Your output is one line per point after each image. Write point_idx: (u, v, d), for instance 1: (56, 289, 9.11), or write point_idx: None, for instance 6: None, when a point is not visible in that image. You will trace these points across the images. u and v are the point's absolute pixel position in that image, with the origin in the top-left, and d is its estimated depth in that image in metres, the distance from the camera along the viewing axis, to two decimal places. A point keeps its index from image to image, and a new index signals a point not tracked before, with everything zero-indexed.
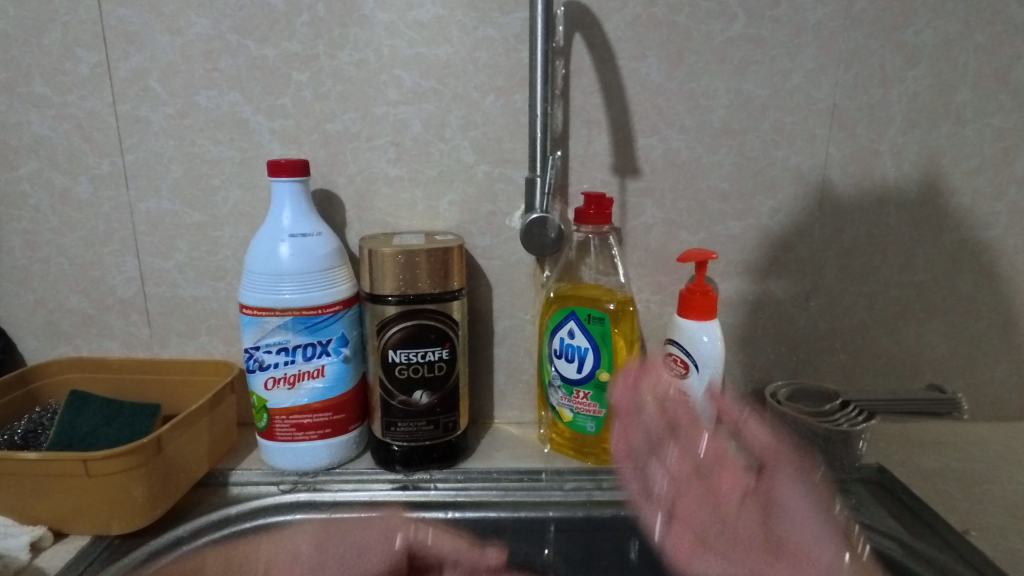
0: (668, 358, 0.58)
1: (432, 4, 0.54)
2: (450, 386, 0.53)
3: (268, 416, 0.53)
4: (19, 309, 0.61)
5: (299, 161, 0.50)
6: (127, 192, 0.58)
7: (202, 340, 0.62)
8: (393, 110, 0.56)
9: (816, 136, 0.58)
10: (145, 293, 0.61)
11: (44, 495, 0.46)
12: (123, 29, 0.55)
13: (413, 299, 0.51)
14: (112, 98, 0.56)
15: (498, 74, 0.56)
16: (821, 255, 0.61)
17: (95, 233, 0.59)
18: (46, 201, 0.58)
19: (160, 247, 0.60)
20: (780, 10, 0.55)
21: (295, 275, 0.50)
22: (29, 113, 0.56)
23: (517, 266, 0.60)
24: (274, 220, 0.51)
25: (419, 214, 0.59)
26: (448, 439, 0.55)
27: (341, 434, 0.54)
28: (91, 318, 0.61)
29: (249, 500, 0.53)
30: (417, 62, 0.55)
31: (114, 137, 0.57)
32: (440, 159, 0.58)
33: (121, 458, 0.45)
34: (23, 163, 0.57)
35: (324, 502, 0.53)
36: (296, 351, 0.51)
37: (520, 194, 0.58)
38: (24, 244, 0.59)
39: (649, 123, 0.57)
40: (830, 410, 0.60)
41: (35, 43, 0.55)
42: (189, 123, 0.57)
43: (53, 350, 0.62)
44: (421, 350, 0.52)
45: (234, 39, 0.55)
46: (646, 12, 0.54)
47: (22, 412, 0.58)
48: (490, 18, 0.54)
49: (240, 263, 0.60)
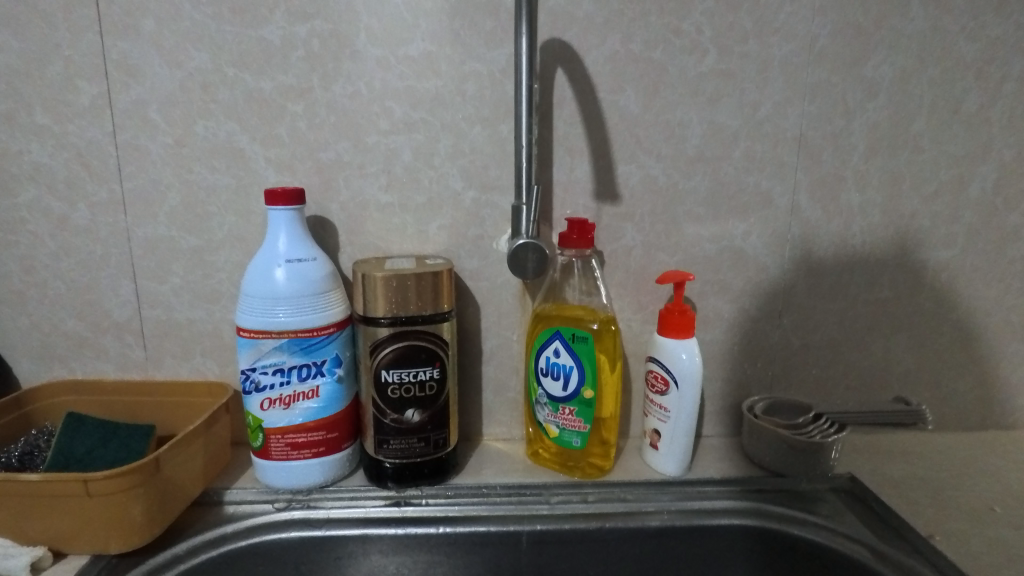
0: (650, 375, 0.60)
1: (422, 40, 0.57)
2: (440, 404, 0.55)
3: (264, 436, 0.54)
4: (15, 332, 0.62)
5: (295, 190, 0.53)
6: (125, 218, 0.60)
7: (197, 361, 0.63)
8: (384, 139, 0.59)
9: (785, 163, 0.62)
10: (141, 316, 0.62)
11: (44, 516, 0.47)
12: (124, 62, 0.57)
13: (405, 320, 0.53)
14: (112, 127, 0.58)
15: (484, 106, 0.58)
16: (791, 275, 0.64)
17: (92, 257, 0.61)
18: (45, 227, 0.60)
19: (156, 271, 0.61)
20: (749, 46, 0.59)
21: (290, 299, 0.52)
22: (30, 142, 0.58)
23: (504, 287, 0.62)
24: (270, 245, 0.53)
25: (409, 238, 0.61)
26: (439, 456, 0.57)
27: (334, 452, 0.56)
28: (86, 340, 0.63)
29: (244, 518, 0.54)
30: (407, 94, 0.58)
31: (113, 165, 0.59)
32: (429, 186, 0.60)
33: (117, 479, 0.46)
34: (22, 190, 0.59)
35: (318, 519, 0.54)
36: (291, 371, 0.53)
37: (506, 219, 0.61)
38: (22, 269, 0.61)
39: (628, 152, 0.60)
40: (803, 423, 0.63)
41: (37, 76, 0.57)
42: (186, 152, 0.59)
43: (47, 373, 0.63)
44: (412, 369, 0.54)
45: (231, 72, 0.57)
46: (624, 48, 0.58)
47: (16, 434, 0.58)
48: (476, 53, 0.57)
49: (235, 286, 0.62)
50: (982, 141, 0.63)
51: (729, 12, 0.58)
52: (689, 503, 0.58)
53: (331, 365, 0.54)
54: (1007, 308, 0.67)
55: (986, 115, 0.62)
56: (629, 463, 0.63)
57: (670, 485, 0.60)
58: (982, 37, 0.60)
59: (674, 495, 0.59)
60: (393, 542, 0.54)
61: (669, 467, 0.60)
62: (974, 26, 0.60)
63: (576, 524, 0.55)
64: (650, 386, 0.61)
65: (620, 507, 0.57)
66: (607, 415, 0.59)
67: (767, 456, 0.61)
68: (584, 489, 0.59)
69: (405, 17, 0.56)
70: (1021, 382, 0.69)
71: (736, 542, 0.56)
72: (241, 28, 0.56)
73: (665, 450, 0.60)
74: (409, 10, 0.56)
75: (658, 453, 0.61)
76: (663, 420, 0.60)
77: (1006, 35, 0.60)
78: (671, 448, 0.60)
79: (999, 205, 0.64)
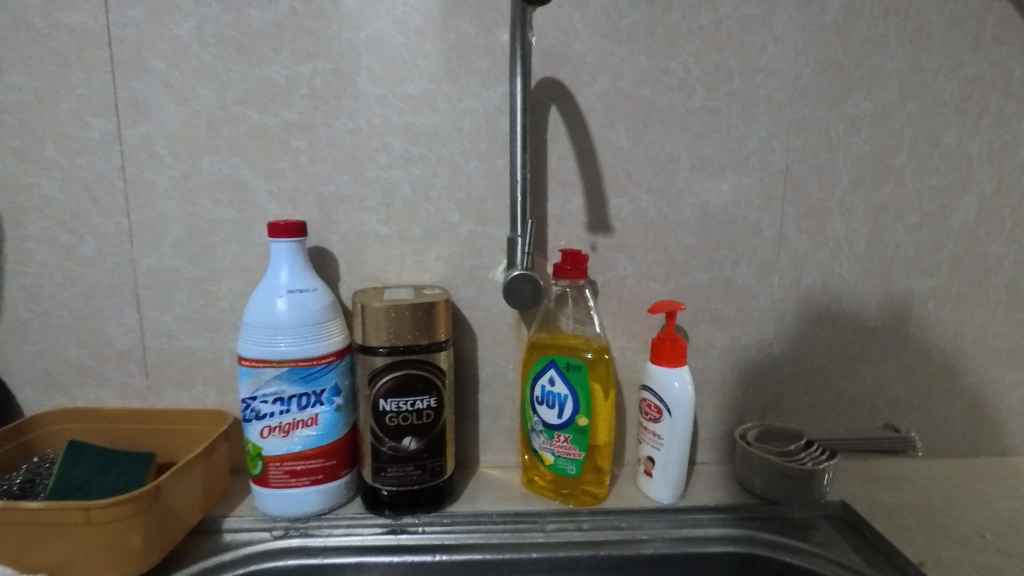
0: (643, 403, 0.61)
1: (420, 79, 0.59)
2: (437, 432, 0.56)
3: (263, 463, 0.55)
4: (18, 361, 0.63)
5: (297, 223, 0.54)
6: (131, 249, 0.62)
7: (197, 389, 0.64)
8: (384, 173, 0.61)
9: (772, 196, 0.64)
10: (144, 345, 0.64)
11: (44, 544, 0.47)
12: (133, 100, 0.59)
13: (403, 349, 0.54)
14: (120, 162, 0.60)
15: (480, 141, 0.61)
16: (781, 305, 0.66)
17: (97, 287, 0.62)
18: (52, 257, 0.61)
19: (159, 300, 0.63)
20: (735, 85, 0.61)
21: (291, 328, 0.53)
22: (40, 176, 0.60)
23: (499, 316, 0.64)
24: (272, 276, 0.54)
25: (407, 268, 0.63)
26: (436, 484, 0.57)
27: (332, 480, 0.57)
28: (89, 369, 0.64)
29: (241, 546, 0.55)
30: (406, 130, 0.60)
31: (120, 198, 0.61)
32: (427, 218, 0.62)
33: (117, 506, 0.47)
34: (31, 222, 0.61)
35: (315, 547, 0.55)
36: (291, 400, 0.54)
37: (502, 250, 0.63)
38: (28, 299, 0.62)
39: (620, 185, 0.62)
40: (795, 450, 0.63)
41: (50, 112, 0.59)
42: (191, 186, 0.61)
43: (48, 401, 0.64)
44: (410, 398, 0.55)
45: (237, 109, 0.59)
46: (615, 86, 0.60)
47: (18, 461, 0.59)
48: (473, 91, 0.60)
49: (237, 315, 0.63)
50: (963, 174, 0.65)
51: (715, 52, 0.60)
52: (682, 530, 0.59)
53: (330, 394, 0.55)
54: (993, 335, 0.68)
55: (965, 149, 0.64)
56: (624, 490, 0.64)
57: (663, 512, 0.60)
58: (958, 75, 0.63)
59: (667, 522, 0.59)
60: (389, 570, 0.54)
61: (663, 495, 0.61)
62: (952, 65, 0.63)
63: (571, 552, 0.56)
64: (643, 414, 0.62)
65: (615, 535, 0.58)
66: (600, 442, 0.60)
67: (759, 483, 0.62)
68: (579, 516, 0.59)
69: (405, 57, 0.59)
70: (1010, 410, 0.70)
71: (729, 569, 0.57)
72: (248, 68, 0.59)
73: (659, 477, 0.61)
74: (408, 52, 0.59)
75: (651, 480, 0.62)
76: (656, 447, 0.61)
77: (981, 74, 0.63)
78: (664, 475, 0.61)
79: (981, 236, 0.66)
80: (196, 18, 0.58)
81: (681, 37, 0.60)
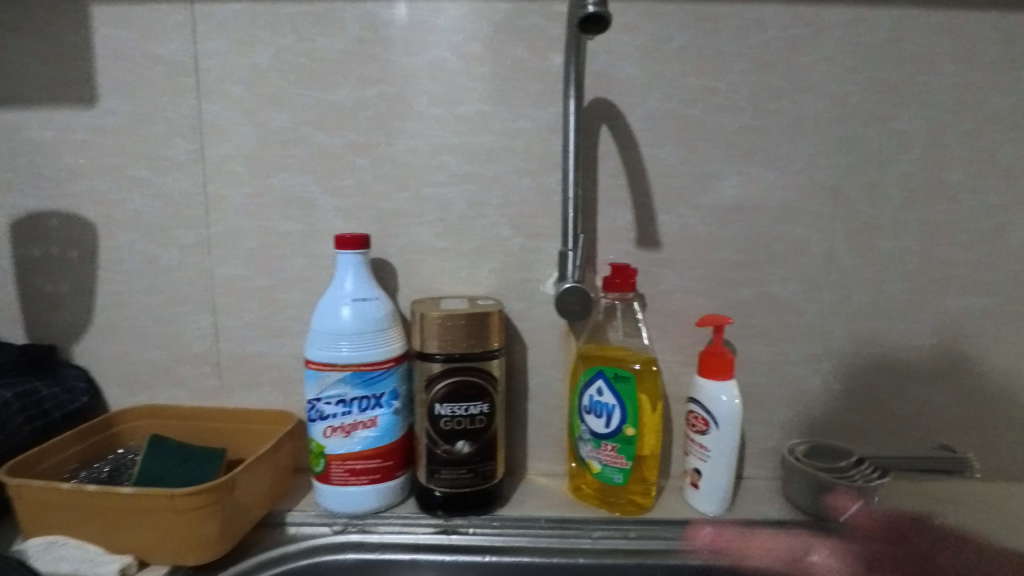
0: (690, 416, 0.62)
1: (477, 101, 0.63)
2: (489, 437, 0.58)
3: (325, 462, 0.58)
4: (106, 361, 0.69)
5: (362, 236, 0.58)
6: (209, 259, 0.67)
7: (263, 391, 0.69)
8: (441, 190, 0.64)
9: (821, 213, 0.64)
10: (217, 348, 0.68)
11: (130, 529, 0.52)
12: (215, 123, 0.64)
13: (458, 357, 0.57)
14: (202, 179, 0.65)
15: (533, 159, 0.63)
16: (829, 321, 0.66)
17: (178, 294, 0.67)
18: (139, 266, 0.67)
19: (232, 307, 0.67)
20: (783, 103, 0.62)
21: (355, 334, 0.57)
22: (132, 192, 0.66)
23: (548, 328, 0.66)
24: (338, 286, 0.58)
25: (461, 280, 0.66)
26: (486, 487, 0.60)
27: (388, 480, 0.59)
28: (167, 369, 0.69)
29: (304, 539, 0.58)
30: (462, 149, 0.64)
31: (201, 213, 0.66)
32: (480, 232, 0.65)
33: (197, 495, 0.51)
34: (122, 234, 0.67)
35: (371, 543, 0.58)
36: (353, 403, 0.57)
37: (552, 263, 0.65)
38: (117, 304, 0.68)
39: (667, 202, 0.64)
40: (846, 467, 0.65)
41: (142, 134, 0.65)
42: (265, 201, 0.65)
43: (131, 398, 0.70)
44: (464, 404, 0.57)
45: (307, 130, 0.64)
46: (663, 106, 0.62)
47: (105, 452, 0.64)
48: (526, 112, 0.63)
49: (302, 322, 0.67)
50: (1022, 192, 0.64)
51: (762, 73, 0.62)
52: (728, 543, 0.59)
53: (388, 398, 0.58)
54: None
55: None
56: (669, 502, 0.65)
57: (709, 525, 0.61)
58: (1015, 92, 0.62)
59: (713, 535, 0.60)
60: (440, 569, 0.57)
61: (709, 507, 0.62)
62: (1012, 81, 0.62)
63: (617, 559, 0.57)
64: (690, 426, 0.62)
65: (660, 545, 0.59)
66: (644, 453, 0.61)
67: (807, 500, 0.62)
68: (625, 525, 0.60)
69: (463, 81, 0.62)
70: None
71: None
72: (318, 92, 0.63)
73: (705, 489, 0.61)
74: (466, 76, 0.62)
75: (697, 492, 0.62)
76: (703, 459, 0.61)
77: None
78: (711, 488, 0.61)
79: None
80: (273, 48, 0.63)
81: (728, 59, 0.62)
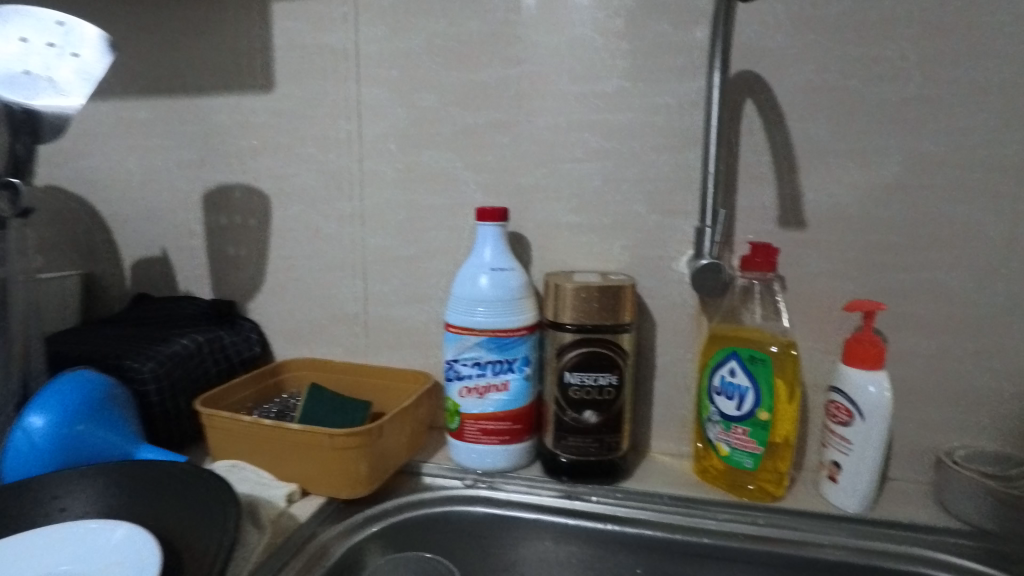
0: (831, 406, 0.59)
1: (617, 78, 0.63)
2: (616, 409, 0.59)
3: (460, 419, 0.62)
4: (274, 317, 0.78)
5: (501, 209, 0.61)
6: (361, 229, 0.72)
7: (404, 354, 0.74)
8: (577, 166, 0.65)
9: (1003, 194, 0.57)
10: (366, 312, 0.74)
11: (296, 462, 0.59)
12: (372, 103, 0.70)
13: (590, 328, 0.58)
14: (359, 155, 0.71)
15: (673, 135, 0.62)
16: (1007, 316, 0.59)
17: (334, 261, 0.74)
18: (302, 234, 0.74)
19: (380, 274, 0.72)
20: (962, 71, 0.56)
21: (492, 301, 0.60)
22: (300, 167, 0.73)
23: (680, 307, 0.65)
24: (477, 255, 0.62)
25: (593, 256, 0.67)
26: (611, 459, 0.61)
27: (517, 442, 0.62)
28: (323, 328, 0.76)
29: (439, 489, 0.63)
30: (601, 126, 0.64)
31: (356, 186, 0.71)
32: (615, 209, 0.65)
33: (349, 435, 0.57)
34: (290, 205, 0.74)
35: (499, 499, 0.61)
36: (487, 366, 0.61)
37: (687, 241, 0.64)
38: (284, 268, 0.76)
39: (816, 179, 0.61)
40: (1015, 475, 0.57)
41: (311, 115, 0.72)
42: (413, 176, 0.69)
43: (291, 352, 0.78)
44: (594, 374, 0.58)
45: (453, 109, 0.67)
46: (817, 77, 0.59)
47: (272, 396, 0.73)
48: (667, 87, 0.62)
49: (441, 290, 0.71)
50: None
51: (937, 38, 0.56)
52: (868, 542, 0.56)
53: (519, 364, 0.61)
54: None
55: None
56: (802, 494, 0.62)
57: (847, 521, 0.58)
58: None
59: (851, 532, 0.57)
60: (563, 531, 0.59)
61: (848, 503, 0.58)
62: None
63: (743, 543, 0.56)
64: (830, 417, 0.59)
65: (791, 535, 0.57)
66: (778, 440, 0.59)
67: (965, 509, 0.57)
68: (755, 512, 0.59)
69: (604, 58, 0.63)
70: None
71: None
72: (465, 72, 0.66)
73: (844, 484, 0.58)
74: (608, 52, 0.63)
75: (835, 486, 0.59)
76: (844, 452, 0.58)
77: None
78: (852, 483, 0.58)
79: None
80: (425, 32, 0.67)
81: (896, 24, 0.57)
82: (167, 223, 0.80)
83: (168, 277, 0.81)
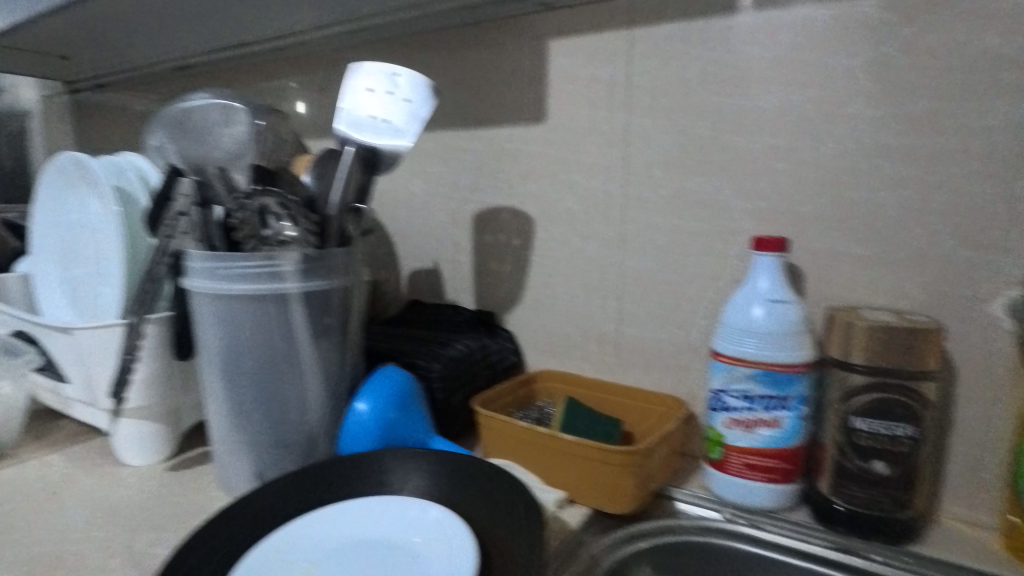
0: None
1: (925, 99, 0.57)
2: (913, 464, 0.53)
3: (723, 450, 0.61)
4: (529, 330, 0.84)
5: (781, 239, 0.59)
6: (620, 253, 0.75)
7: (655, 378, 0.74)
8: (867, 195, 0.61)
9: None
10: (618, 332, 0.76)
11: (563, 469, 0.63)
12: (640, 132, 0.72)
13: (885, 371, 0.54)
14: (623, 182, 0.73)
15: (997, 162, 0.55)
16: None
17: (591, 281, 0.77)
18: (562, 255, 0.79)
19: (635, 297, 0.74)
20: None
21: (766, 333, 0.58)
22: (565, 193, 0.78)
23: (993, 356, 0.57)
24: (751, 285, 0.60)
25: (880, 292, 0.61)
26: (900, 517, 0.55)
27: (785, 482, 0.60)
28: (575, 344, 0.80)
29: (696, 518, 0.62)
30: (900, 152, 0.59)
31: (618, 211, 0.74)
32: (912, 242, 0.59)
33: (618, 453, 0.59)
34: (552, 228, 0.79)
35: (763, 541, 0.59)
36: (758, 400, 0.59)
37: (1009, 282, 0.55)
38: (542, 285, 0.81)
39: None
40: None
41: (578, 144, 0.76)
42: (677, 203, 0.70)
43: (543, 364, 0.83)
44: (888, 423, 0.53)
45: (726, 137, 0.67)
46: None
47: (528, 403, 0.78)
48: (994, 107, 0.54)
49: (699, 317, 0.70)
50: None
51: None
52: None
53: (794, 401, 0.58)
54: None
55: None
56: None
57: None
58: None
59: None
60: None
61: None
62: None
63: None
64: None
65: None
66: None
67: None
68: None
69: (910, 79, 0.57)
70: None
71: None
72: (741, 99, 0.65)
73: None
74: (916, 72, 0.57)
75: None
76: None
77: None
78: None
79: None
80: (701, 61, 0.67)
81: None
82: (441, 240, 0.90)
83: (437, 287, 0.92)
